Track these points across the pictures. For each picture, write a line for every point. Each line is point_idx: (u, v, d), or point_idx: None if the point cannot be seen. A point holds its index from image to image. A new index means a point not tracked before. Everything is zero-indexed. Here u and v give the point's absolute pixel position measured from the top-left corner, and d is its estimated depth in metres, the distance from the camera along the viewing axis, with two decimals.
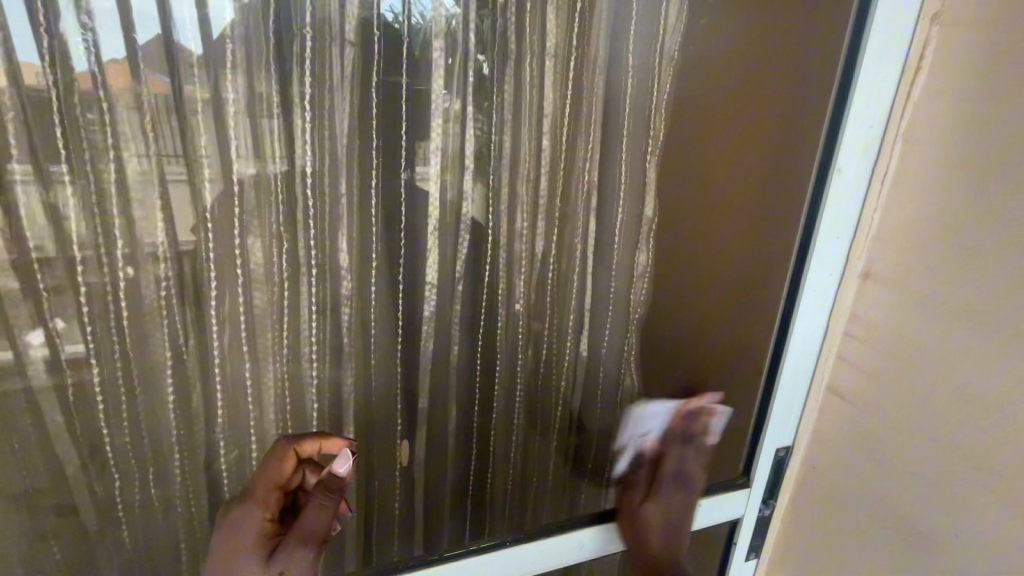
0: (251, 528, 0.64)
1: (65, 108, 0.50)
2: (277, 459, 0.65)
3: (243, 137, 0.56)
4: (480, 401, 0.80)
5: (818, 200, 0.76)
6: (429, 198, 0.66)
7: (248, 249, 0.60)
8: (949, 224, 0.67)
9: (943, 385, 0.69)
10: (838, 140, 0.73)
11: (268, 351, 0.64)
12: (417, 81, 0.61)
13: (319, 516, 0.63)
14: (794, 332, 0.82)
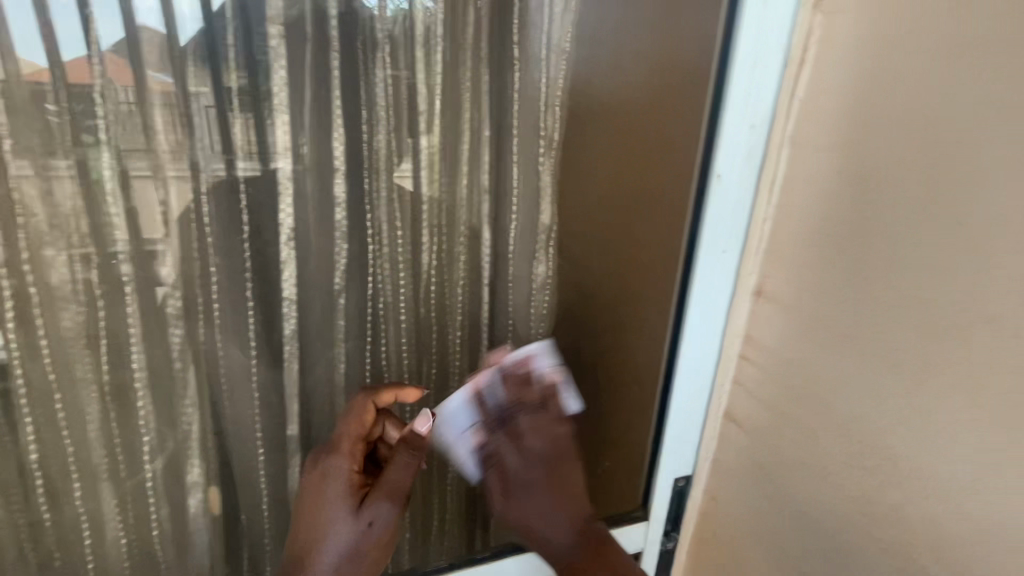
0: (338, 481, 0.59)
1: None
2: (359, 409, 0.63)
3: (36, 133, 0.49)
4: None
5: (697, 216, 0.57)
6: (282, 205, 0.59)
7: (49, 262, 0.52)
8: (834, 251, 0.51)
9: (841, 447, 0.52)
10: (716, 137, 0.54)
11: (84, 379, 0.56)
12: (258, 73, 0.55)
13: (407, 470, 0.59)
14: (677, 385, 0.62)
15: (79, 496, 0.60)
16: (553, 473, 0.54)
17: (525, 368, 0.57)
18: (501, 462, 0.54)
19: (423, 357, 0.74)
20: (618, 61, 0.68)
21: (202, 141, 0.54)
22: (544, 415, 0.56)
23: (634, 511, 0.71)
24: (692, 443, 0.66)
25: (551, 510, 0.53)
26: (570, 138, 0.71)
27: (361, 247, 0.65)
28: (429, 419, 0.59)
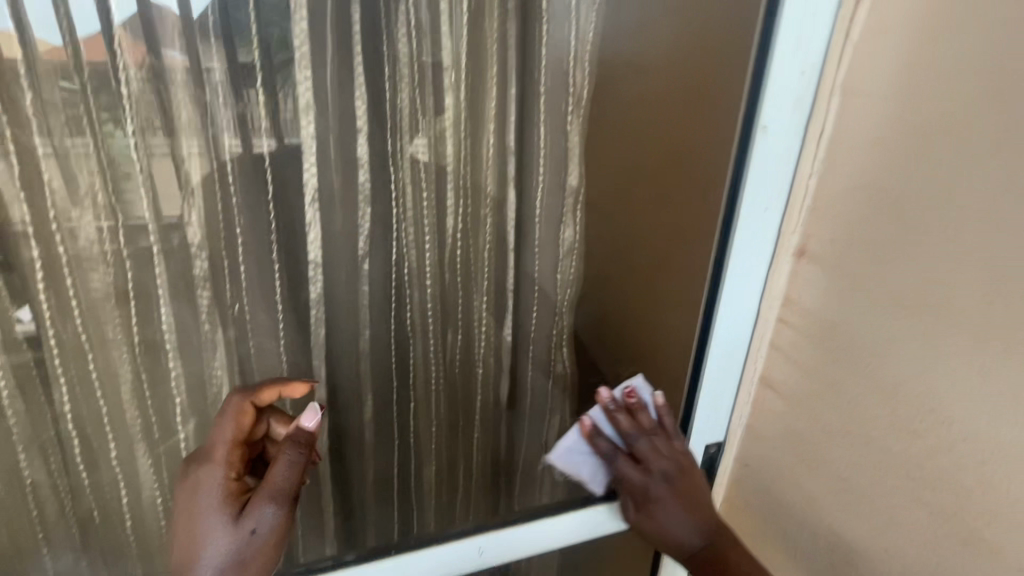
0: (211, 491, 0.52)
1: None
2: (235, 411, 0.55)
3: (56, 90, 0.47)
4: (398, 384, 0.74)
5: (739, 172, 0.53)
6: (305, 164, 0.57)
7: (75, 224, 0.51)
8: (886, 205, 0.48)
9: (887, 411, 0.50)
10: (763, 84, 0.50)
11: (116, 341, 0.56)
12: (277, 26, 0.52)
13: (290, 471, 0.51)
14: (712, 350, 0.60)
15: (116, 456, 0.61)
16: (682, 491, 0.61)
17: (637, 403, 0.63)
18: (655, 490, 0.62)
19: (448, 323, 0.73)
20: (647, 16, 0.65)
21: (225, 99, 0.52)
22: (663, 443, 0.62)
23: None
24: (725, 409, 0.64)
25: (684, 516, 0.60)
26: (597, 105, 0.69)
27: (386, 209, 0.63)
28: (314, 413, 0.52)
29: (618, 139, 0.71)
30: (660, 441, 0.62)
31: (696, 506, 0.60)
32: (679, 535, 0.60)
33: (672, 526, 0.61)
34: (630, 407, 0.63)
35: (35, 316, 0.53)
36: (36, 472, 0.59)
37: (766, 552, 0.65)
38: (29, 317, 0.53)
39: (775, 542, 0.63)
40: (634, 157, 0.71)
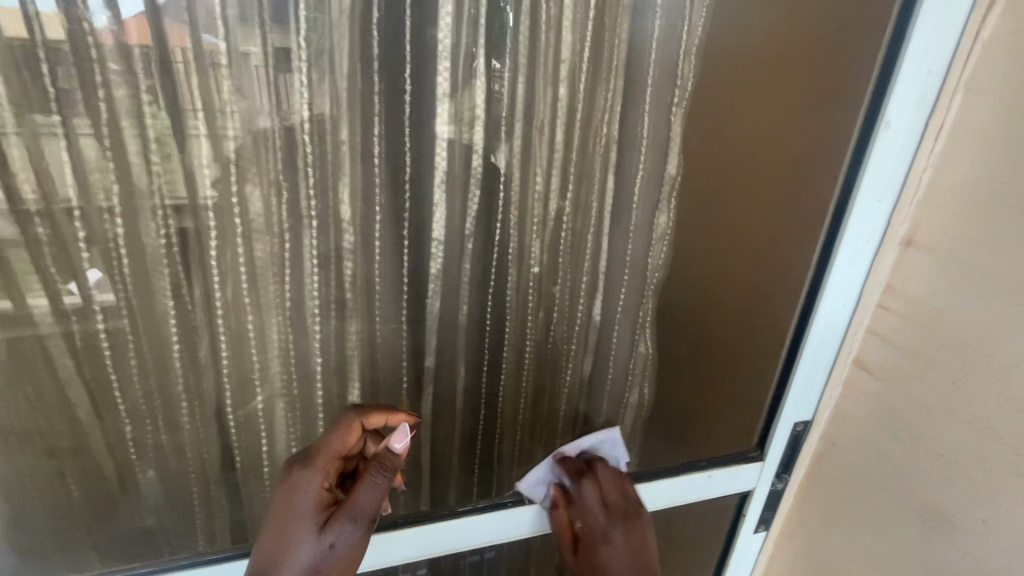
0: (308, 495, 0.61)
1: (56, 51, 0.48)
2: (347, 428, 0.65)
3: (240, 79, 0.53)
4: (489, 362, 0.79)
5: (854, 172, 0.65)
6: (437, 148, 0.63)
7: (248, 198, 0.57)
8: (996, 201, 0.58)
9: (991, 383, 0.59)
10: (884, 99, 0.62)
11: (271, 305, 0.63)
12: (422, 21, 0.57)
13: (374, 491, 0.61)
14: (815, 320, 0.72)
15: (262, 408, 0.69)
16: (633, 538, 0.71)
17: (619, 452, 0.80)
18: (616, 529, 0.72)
19: (546, 301, 0.78)
20: (750, 11, 0.68)
21: (378, 90, 0.58)
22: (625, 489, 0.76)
23: (749, 451, 0.83)
24: (821, 375, 0.76)
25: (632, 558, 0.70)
26: (697, 100, 0.72)
27: (499, 191, 0.68)
28: (403, 435, 0.64)
29: (712, 131, 0.74)
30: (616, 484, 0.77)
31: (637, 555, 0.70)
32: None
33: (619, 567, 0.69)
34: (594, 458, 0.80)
35: (165, 284, 0.59)
36: (194, 417, 0.67)
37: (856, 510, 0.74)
38: (163, 285, 0.59)
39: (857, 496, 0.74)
40: (730, 144, 0.74)
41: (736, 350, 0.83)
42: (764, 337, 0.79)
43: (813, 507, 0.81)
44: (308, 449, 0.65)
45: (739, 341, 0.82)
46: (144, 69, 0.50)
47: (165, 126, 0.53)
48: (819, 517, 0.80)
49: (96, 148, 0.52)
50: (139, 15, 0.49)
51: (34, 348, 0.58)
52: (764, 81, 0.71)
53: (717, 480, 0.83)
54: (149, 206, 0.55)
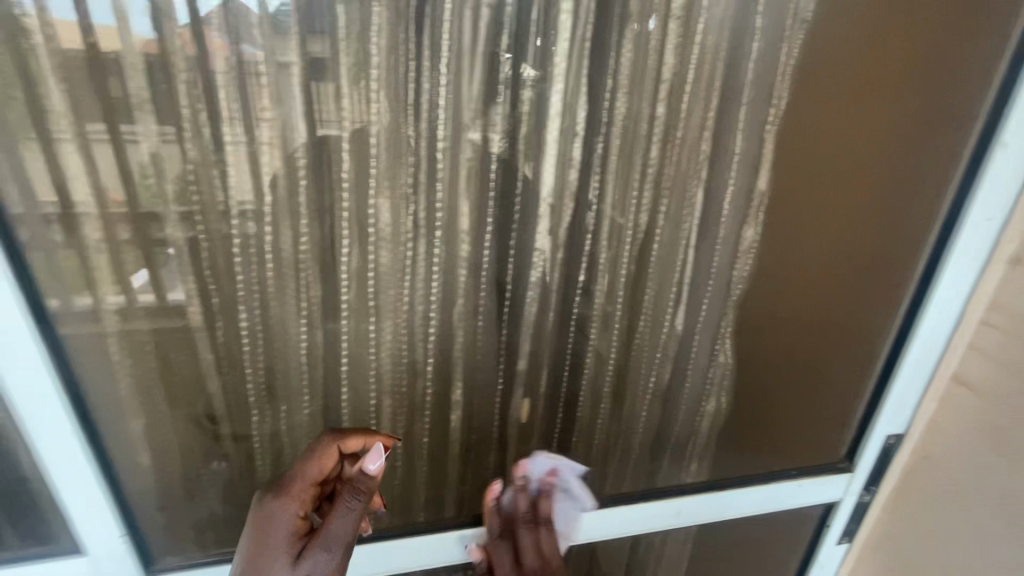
0: (281, 525, 0.61)
1: (229, 74, 0.54)
2: (323, 453, 0.65)
3: (381, 101, 0.58)
4: (570, 366, 0.83)
5: (962, 204, 0.74)
6: (545, 164, 0.67)
7: (379, 209, 0.62)
8: None
9: None
10: (993, 142, 0.71)
11: (388, 308, 0.68)
12: (542, 46, 0.61)
13: (347, 517, 0.61)
14: (918, 334, 0.80)
15: (372, 403, 0.74)
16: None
17: (553, 481, 0.79)
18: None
19: (633, 311, 0.81)
20: (843, 41, 0.70)
21: (500, 110, 0.63)
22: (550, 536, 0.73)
23: (838, 463, 0.90)
24: (919, 381, 0.83)
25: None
26: (789, 122, 0.74)
27: (596, 203, 0.72)
28: (377, 456, 0.61)
29: (800, 152, 0.76)
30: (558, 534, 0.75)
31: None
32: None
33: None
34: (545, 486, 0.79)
35: (297, 286, 0.65)
36: (311, 409, 0.73)
37: (950, 508, 0.79)
38: (294, 287, 0.65)
39: (948, 498, 0.80)
40: (814, 166, 0.77)
41: (821, 358, 0.88)
42: (854, 346, 0.86)
43: (907, 503, 0.87)
44: (283, 477, 0.64)
45: (824, 349, 0.87)
46: (301, 92, 0.56)
47: (316, 142, 0.59)
48: (912, 513, 0.85)
49: (255, 163, 0.58)
50: (300, 45, 0.54)
51: (185, 343, 0.64)
52: (851, 109, 0.74)
53: (806, 488, 0.90)
54: (295, 215, 0.61)
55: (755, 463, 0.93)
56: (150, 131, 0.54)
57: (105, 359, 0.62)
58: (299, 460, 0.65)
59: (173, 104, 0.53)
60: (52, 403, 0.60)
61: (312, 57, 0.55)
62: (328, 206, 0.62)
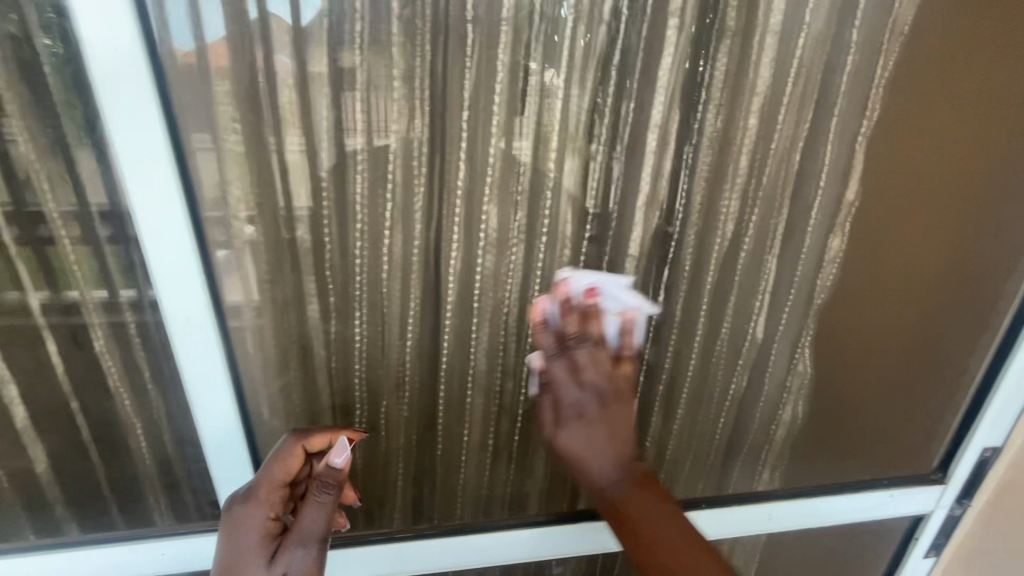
0: (253, 528, 0.63)
1: (367, 91, 0.59)
2: (286, 454, 0.66)
3: (499, 115, 0.63)
4: (647, 369, 0.84)
5: None
6: (642, 173, 0.69)
7: (488, 215, 0.67)
8: None
9: None
10: None
11: (487, 308, 0.72)
12: (648, 61, 0.64)
13: (320, 514, 0.63)
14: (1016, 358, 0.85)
15: (468, 400, 0.77)
16: (607, 412, 0.63)
17: (596, 302, 0.68)
18: (602, 403, 0.63)
19: (714, 317, 0.83)
20: (953, 66, 0.72)
21: (607, 122, 0.66)
22: (606, 367, 0.64)
23: (930, 474, 0.95)
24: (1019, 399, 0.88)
25: (606, 448, 0.62)
26: (886, 138, 0.75)
27: (686, 211, 0.74)
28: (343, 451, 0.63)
29: (891, 170, 0.77)
30: (625, 369, 0.67)
31: (624, 442, 0.63)
32: (597, 458, 0.61)
33: (580, 451, 0.62)
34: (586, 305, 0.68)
35: (408, 286, 0.69)
36: (409, 404, 0.76)
37: None
38: (403, 287, 0.69)
39: None
40: (911, 184, 0.78)
41: (903, 374, 0.90)
42: (940, 365, 0.90)
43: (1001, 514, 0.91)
44: (250, 483, 0.66)
45: (908, 366, 0.90)
46: (428, 107, 0.61)
47: (439, 151, 0.63)
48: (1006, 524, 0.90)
49: (382, 172, 0.63)
50: (431, 63, 0.59)
51: (303, 337, 0.70)
52: (958, 133, 0.75)
53: (899, 498, 0.95)
54: (412, 220, 0.66)
55: (819, 473, 0.96)
56: (294, 141, 0.60)
57: (238, 353, 0.67)
58: (266, 463, 0.67)
59: (315, 118, 0.59)
60: (201, 381, 0.67)
61: (441, 75, 0.60)
62: (441, 211, 0.66)
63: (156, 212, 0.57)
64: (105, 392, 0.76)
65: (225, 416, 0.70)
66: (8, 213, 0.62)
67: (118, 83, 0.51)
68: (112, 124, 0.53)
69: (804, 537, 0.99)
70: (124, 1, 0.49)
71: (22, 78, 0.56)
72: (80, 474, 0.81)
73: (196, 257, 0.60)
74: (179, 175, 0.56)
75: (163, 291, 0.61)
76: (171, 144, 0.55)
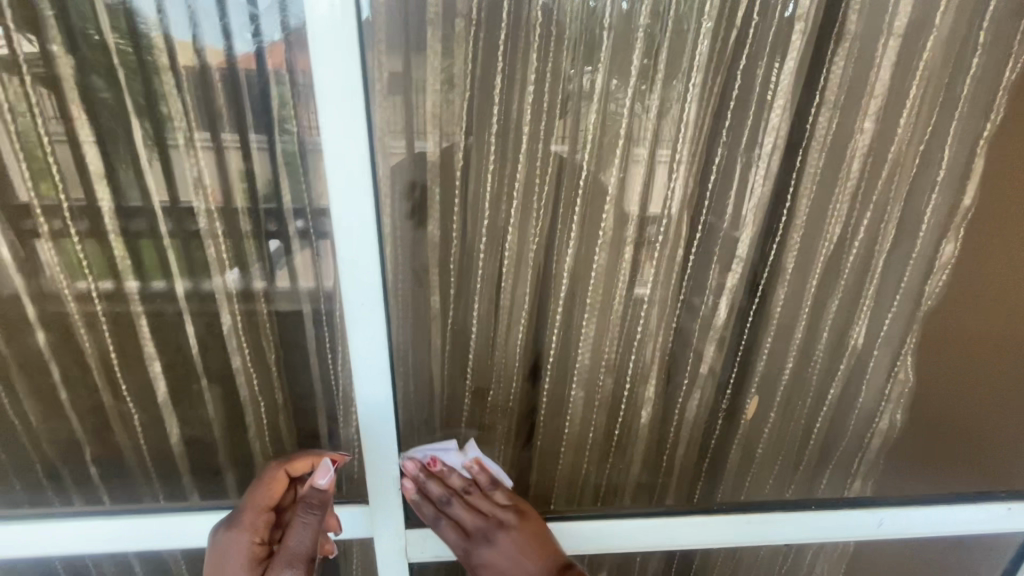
0: (240, 552, 0.68)
1: (505, 96, 0.64)
2: (269, 479, 0.72)
3: (623, 118, 0.66)
4: (738, 370, 0.84)
5: None
6: (755, 174, 0.71)
7: (605, 213, 0.70)
8: None
9: None
10: None
11: (595, 302, 0.75)
12: (771, 65, 0.65)
13: (305, 533, 0.65)
14: None
15: (573, 390, 0.81)
16: (507, 536, 0.67)
17: (439, 467, 0.75)
18: (496, 536, 0.68)
19: (815, 321, 0.82)
20: None
21: (723, 125, 0.68)
22: (489, 503, 0.72)
23: None
24: None
25: (523, 567, 0.65)
26: (1007, 143, 0.73)
27: (793, 214, 0.74)
28: (325, 469, 0.67)
29: (1013, 174, 0.75)
30: (505, 500, 0.72)
31: (541, 557, 0.66)
32: None
33: None
34: (430, 474, 0.75)
35: (526, 281, 0.73)
36: (515, 390, 0.81)
37: None
38: (519, 282, 0.73)
39: None
40: None
41: (1013, 385, 0.87)
42: None
43: None
44: (238, 512, 0.72)
45: (1016, 379, 0.87)
46: (557, 110, 0.65)
47: (565, 152, 0.67)
48: None
49: (508, 170, 0.67)
50: (564, 69, 0.63)
51: (423, 325, 0.74)
52: None
53: (1016, 512, 0.91)
54: (533, 216, 0.69)
55: (914, 482, 0.93)
56: (435, 142, 0.65)
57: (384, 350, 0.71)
58: (252, 489, 0.73)
59: (455, 121, 0.64)
60: (360, 373, 0.72)
61: (571, 79, 0.63)
62: (561, 210, 0.70)
63: (353, 212, 0.63)
64: (230, 375, 0.81)
65: (381, 412, 0.74)
66: (166, 206, 0.68)
67: (339, 95, 0.58)
68: (325, 121, 0.59)
69: (910, 548, 0.96)
70: (355, 28, 0.56)
71: (199, 82, 0.62)
72: (201, 449, 0.87)
73: (376, 242, 0.65)
74: (370, 166, 0.62)
75: (346, 283, 0.67)
76: (369, 137, 0.60)
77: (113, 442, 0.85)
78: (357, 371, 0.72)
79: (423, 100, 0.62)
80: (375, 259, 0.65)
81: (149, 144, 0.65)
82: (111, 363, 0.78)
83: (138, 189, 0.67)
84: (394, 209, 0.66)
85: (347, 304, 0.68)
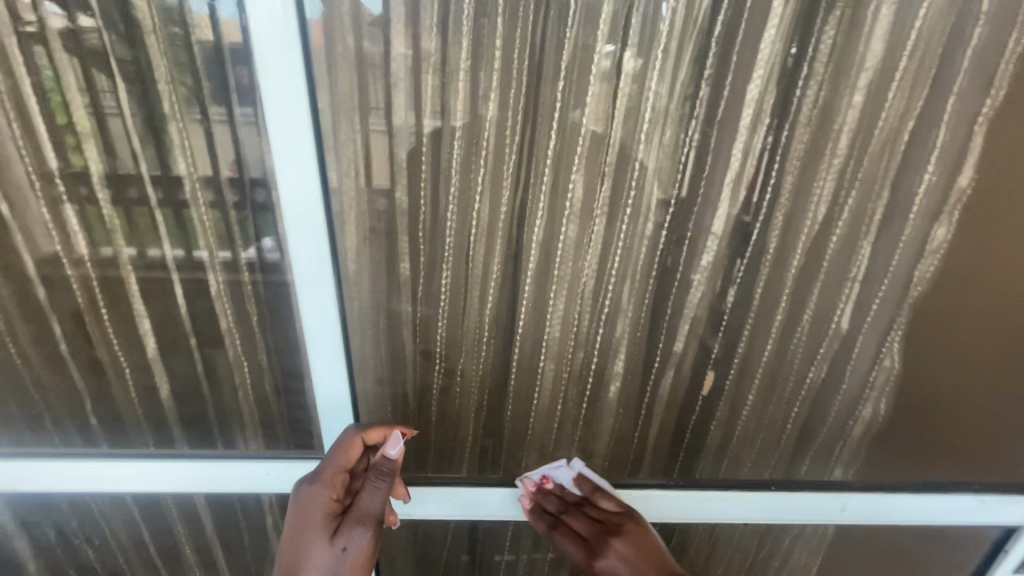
0: (319, 507, 0.74)
1: (471, 60, 0.63)
2: (348, 443, 0.77)
3: (594, 86, 0.64)
4: (717, 354, 0.83)
5: None
6: (733, 149, 0.69)
7: (575, 184, 0.70)
8: None
9: None
10: None
11: (566, 276, 0.75)
12: (752, 34, 0.63)
13: (377, 496, 0.74)
14: None
15: (542, 360, 0.82)
16: (624, 544, 0.78)
17: (552, 485, 0.87)
18: (614, 541, 0.78)
19: (797, 304, 0.80)
20: None
21: (700, 95, 0.66)
22: (602, 511, 0.83)
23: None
24: None
25: (638, 574, 0.75)
26: (1011, 120, 0.68)
27: (774, 191, 0.72)
28: (397, 441, 0.77)
29: (1013, 155, 0.70)
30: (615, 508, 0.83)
31: (655, 565, 0.75)
32: None
33: None
34: (547, 492, 0.87)
35: (496, 251, 0.74)
36: (485, 359, 0.82)
37: None
38: (490, 252, 0.74)
39: None
40: None
41: (1002, 374, 0.85)
42: None
43: None
44: (317, 468, 0.77)
45: (1006, 368, 0.84)
46: (527, 77, 0.64)
47: (534, 120, 0.66)
48: None
49: (477, 137, 0.67)
50: (533, 33, 0.62)
51: (394, 291, 0.75)
52: None
53: (989, 505, 0.92)
54: (502, 184, 0.69)
55: (891, 468, 0.93)
56: (401, 109, 0.65)
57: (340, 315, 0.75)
58: (331, 450, 0.78)
59: (421, 86, 0.64)
60: (316, 335, 0.77)
61: (540, 45, 0.62)
62: (532, 180, 0.69)
63: (296, 183, 0.66)
64: (215, 335, 0.84)
65: (334, 368, 0.80)
66: (146, 168, 0.69)
67: (276, 69, 0.60)
68: (264, 92, 0.61)
69: (879, 537, 0.98)
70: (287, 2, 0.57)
71: (167, 42, 0.61)
72: (192, 404, 0.91)
73: (321, 207, 0.68)
74: (315, 135, 0.64)
75: (293, 249, 0.70)
76: (310, 105, 0.62)
77: (109, 393, 0.90)
78: (310, 331, 0.76)
79: (390, 68, 0.62)
80: (324, 227, 0.69)
81: (127, 108, 0.65)
82: (104, 319, 0.82)
83: (118, 152, 0.68)
84: (345, 178, 0.68)
85: (297, 266, 0.71)
